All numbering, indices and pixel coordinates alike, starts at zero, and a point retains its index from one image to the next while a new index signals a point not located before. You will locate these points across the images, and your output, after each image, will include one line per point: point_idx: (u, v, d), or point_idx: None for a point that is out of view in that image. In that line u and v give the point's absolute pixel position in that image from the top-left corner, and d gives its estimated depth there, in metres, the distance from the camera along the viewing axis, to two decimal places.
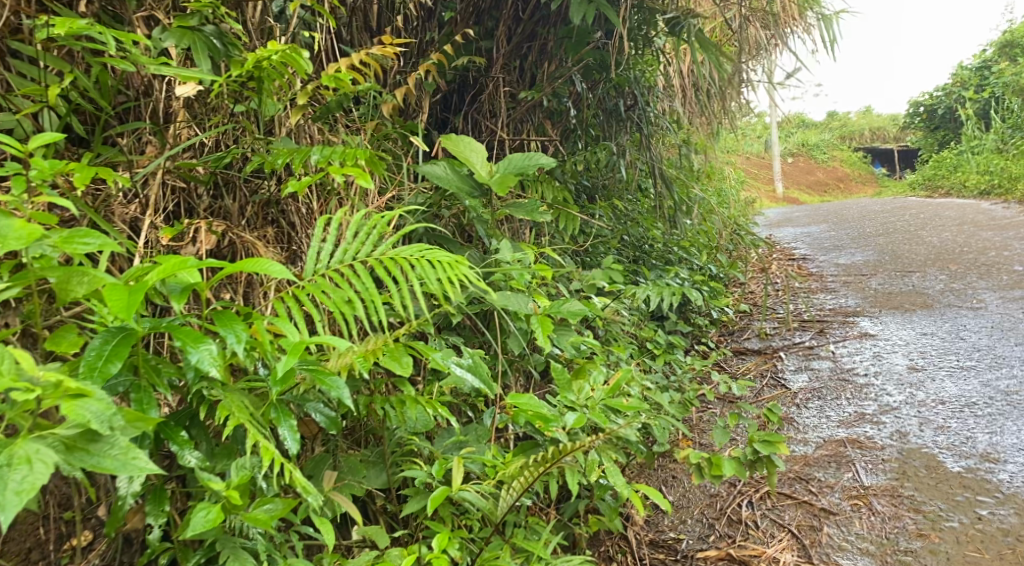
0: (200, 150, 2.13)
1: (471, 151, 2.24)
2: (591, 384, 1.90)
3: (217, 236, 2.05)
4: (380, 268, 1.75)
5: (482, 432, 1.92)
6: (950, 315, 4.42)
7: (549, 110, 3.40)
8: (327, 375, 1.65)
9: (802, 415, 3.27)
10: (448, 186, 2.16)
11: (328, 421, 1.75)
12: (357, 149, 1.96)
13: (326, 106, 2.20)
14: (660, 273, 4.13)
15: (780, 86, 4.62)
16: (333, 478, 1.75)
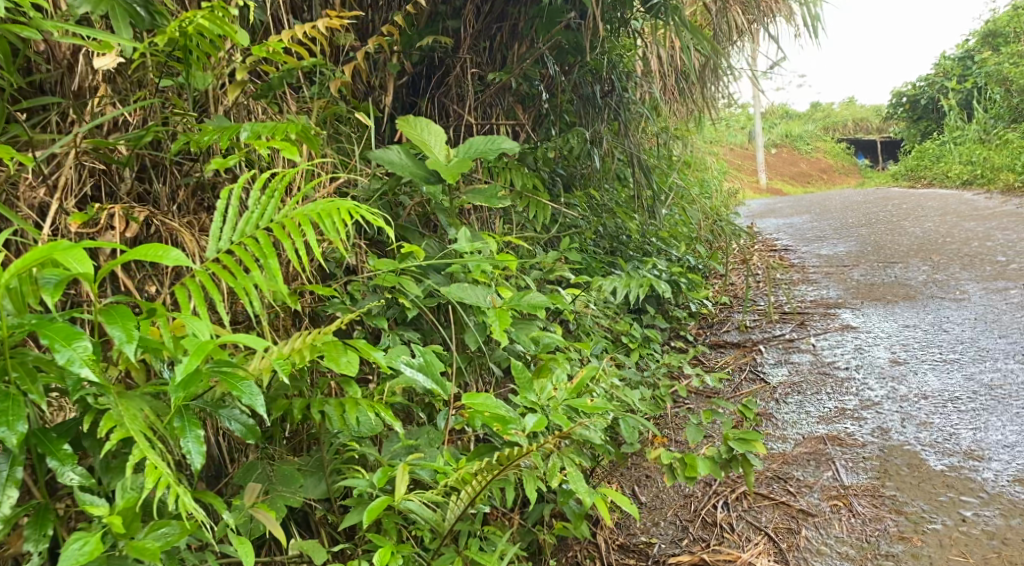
0: (124, 128, 2.01)
1: (428, 135, 2.16)
2: (553, 383, 1.76)
3: (138, 224, 1.96)
4: (283, 235, 1.67)
5: (434, 436, 1.79)
6: (933, 307, 4.33)
7: (520, 95, 3.29)
8: (240, 380, 1.55)
9: (781, 410, 3.18)
10: (402, 172, 2.07)
11: (245, 430, 1.67)
12: (287, 123, 1.90)
13: (268, 84, 2.09)
14: (637, 265, 4.03)
15: (764, 77, 4.53)
16: (256, 491, 1.67)
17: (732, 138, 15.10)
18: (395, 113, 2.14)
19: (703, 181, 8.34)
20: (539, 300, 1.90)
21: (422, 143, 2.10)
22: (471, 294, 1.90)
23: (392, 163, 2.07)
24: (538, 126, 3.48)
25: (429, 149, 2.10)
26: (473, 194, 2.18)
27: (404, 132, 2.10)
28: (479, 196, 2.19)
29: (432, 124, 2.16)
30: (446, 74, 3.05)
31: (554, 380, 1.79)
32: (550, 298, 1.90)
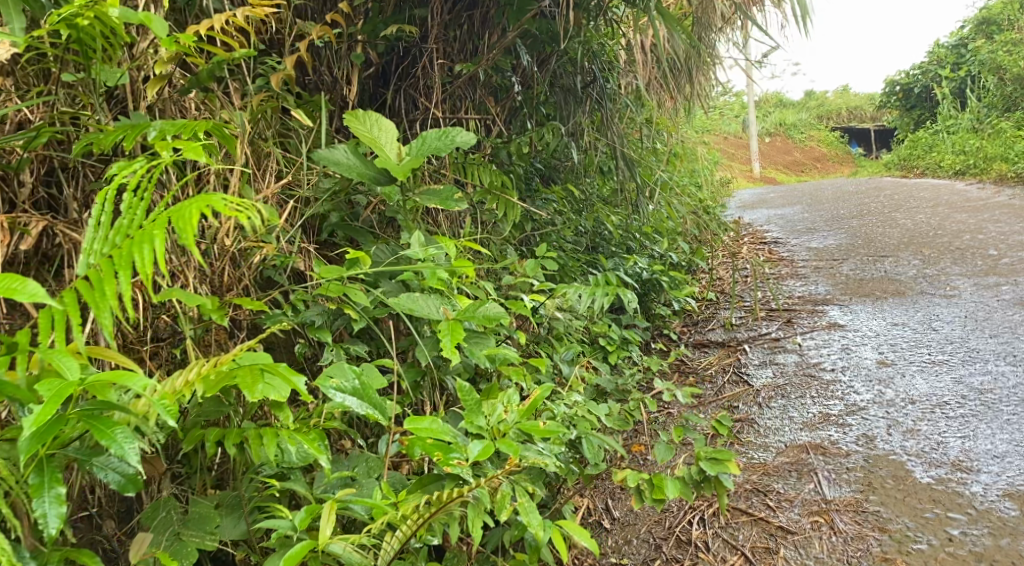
0: (20, 128, 1.87)
1: (379, 131, 2.07)
2: (504, 404, 1.73)
3: (35, 234, 1.84)
4: (145, 241, 1.56)
5: (374, 464, 1.72)
6: (923, 304, 4.22)
7: (492, 86, 3.15)
8: (110, 428, 1.48)
9: (763, 416, 3.06)
10: (349, 173, 1.99)
11: (124, 482, 1.56)
12: (195, 120, 1.76)
13: (195, 77, 1.94)
14: (618, 262, 3.90)
15: (756, 67, 4.40)
16: (146, 542, 1.60)
17: (724, 127, 14.95)
18: (344, 109, 2.06)
19: (693, 171, 8.20)
20: (495, 311, 1.80)
21: (371, 141, 2.02)
22: (423, 303, 1.79)
23: (339, 162, 2.00)
24: (513, 119, 3.34)
25: (379, 148, 2.02)
26: (427, 194, 2.10)
27: (352, 129, 2.02)
28: (433, 196, 2.10)
29: (383, 120, 2.07)
30: (413, 64, 2.91)
31: (505, 403, 1.76)
32: (507, 310, 1.80)
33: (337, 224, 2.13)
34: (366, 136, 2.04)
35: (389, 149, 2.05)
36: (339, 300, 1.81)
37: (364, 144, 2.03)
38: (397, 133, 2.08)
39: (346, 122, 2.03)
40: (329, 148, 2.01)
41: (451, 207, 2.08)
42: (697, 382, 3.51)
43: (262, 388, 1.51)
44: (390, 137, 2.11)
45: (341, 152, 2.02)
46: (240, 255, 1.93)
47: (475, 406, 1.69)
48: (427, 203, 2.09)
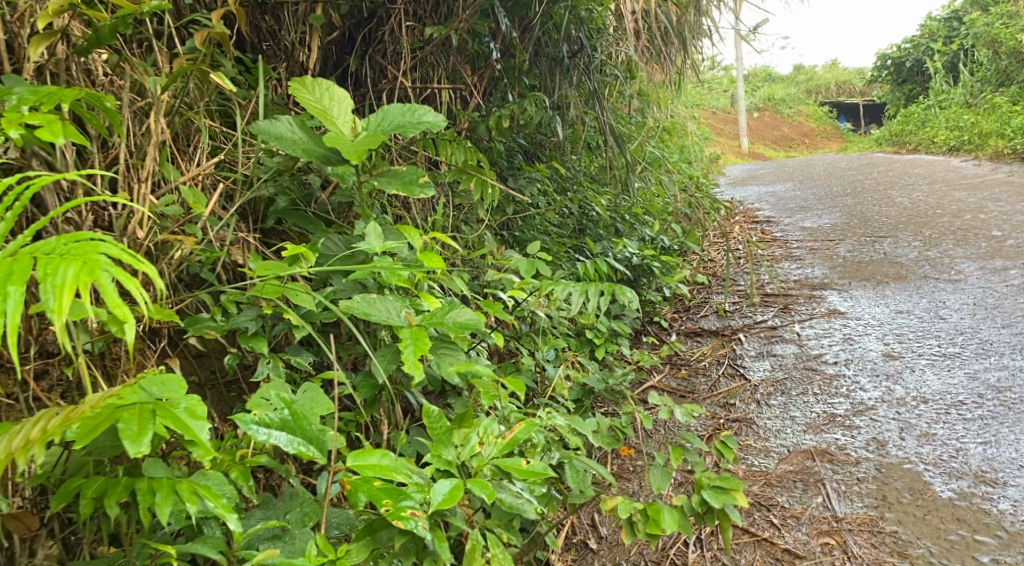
0: None
1: (330, 103, 1.79)
2: (479, 433, 1.56)
3: None
4: None
5: (311, 509, 1.53)
6: (927, 289, 3.98)
7: (469, 53, 2.88)
8: None
9: (762, 416, 2.82)
10: (292, 150, 1.71)
11: None
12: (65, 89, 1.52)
13: (95, 36, 1.66)
14: (607, 246, 3.63)
15: (746, 40, 4.12)
16: None
17: (713, 101, 14.66)
18: (290, 77, 1.79)
19: (683, 147, 7.93)
20: (468, 316, 1.53)
21: (322, 114, 1.75)
22: (382, 306, 1.52)
23: (283, 138, 1.73)
24: (493, 91, 3.07)
25: (330, 122, 1.74)
26: (387, 176, 1.83)
27: (299, 100, 1.75)
28: (395, 179, 1.83)
29: (336, 90, 1.80)
30: (380, 27, 2.63)
31: (481, 433, 1.58)
32: (482, 316, 1.54)
33: (286, 210, 1.89)
34: (316, 108, 1.77)
35: (344, 123, 1.77)
36: (275, 303, 1.55)
37: (314, 117, 1.75)
38: (353, 105, 1.81)
39: (292, 92, 1.75)
40: (271, 121, 1.74)
41: (415, 190, 1.80)
42: (689, 375, 3.27)
43: (145, 438, 1.32)
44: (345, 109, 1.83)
45: (287, 126, 1.75)
46: (158, 248, 1.70)
47: (444, 434, 1.54)
48: (387, 187, 1.82)
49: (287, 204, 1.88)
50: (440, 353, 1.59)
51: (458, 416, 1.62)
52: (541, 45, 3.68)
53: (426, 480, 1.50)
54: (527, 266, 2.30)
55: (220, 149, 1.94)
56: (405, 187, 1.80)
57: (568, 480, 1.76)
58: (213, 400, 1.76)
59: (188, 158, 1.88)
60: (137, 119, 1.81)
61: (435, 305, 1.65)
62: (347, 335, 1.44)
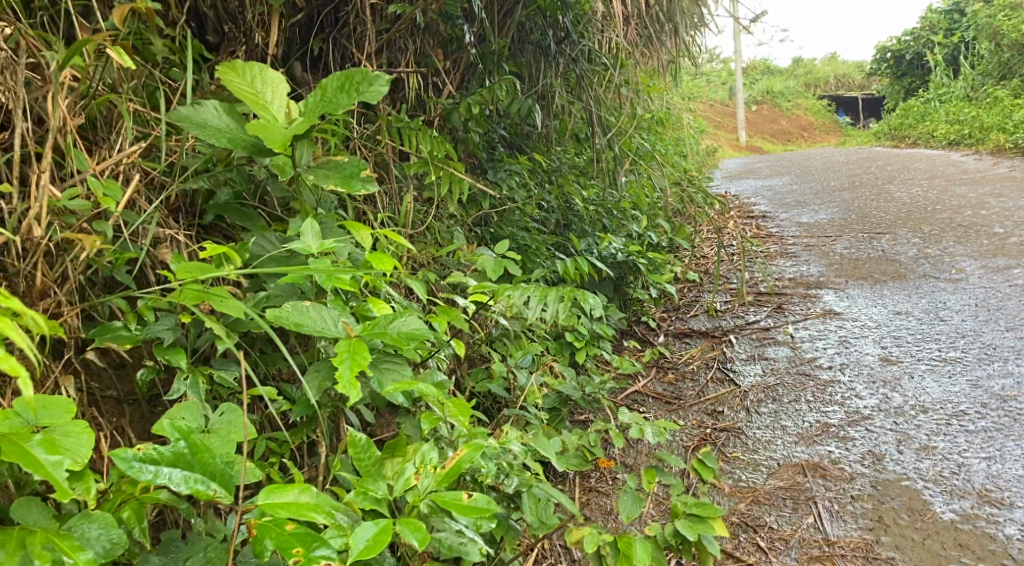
0: None
1: (264, 83, 1.61)
2: (413, 465, 1.45)
3: None
4: None
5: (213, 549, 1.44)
6: (926, 288, 3.82)
7: (441, 38, 2.71)
8: None
9: (752, 425, 2.65)
10: (214, 139, 1.55)
11: None
12: None
13: None
14: (591, 243, 3.47)
15: (745, 30, 3.94)
16: None
17: (711, 93, 14.48)
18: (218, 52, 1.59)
19: (678, 139, 7.76)
20: (415, 325, 1.37)
21: (254, 100, 1.57)
22: (316, 315, 1.36)
23: (206, 123, 1.56)
24: (469, 78, 2.90)
25: (263, 110, 1.57)
26: (327, 168, 1.67)
27: (227, 83, 1.57)
28: (335, 172, 1.67)
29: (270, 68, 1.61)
30: (343, 7, 2.47)
31: (418, 462, 1.48)
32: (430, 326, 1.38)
33: (230, 200, 1.74)
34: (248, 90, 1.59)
35: (279, 106, 1.60)
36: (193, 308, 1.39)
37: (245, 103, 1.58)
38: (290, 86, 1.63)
39: (221, 71, 1.58)
40: (195, 104, 1.57)
41: (356, 185, 1.64)
42: (676, 380, 3.11)
43: None
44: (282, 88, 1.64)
45: (213, 110, 1.58)
46: (57, 248, 1.55)
47: (372, 466, 1.45)
48: (325, 181, 1.65)
49: (231, 195, 1.74)
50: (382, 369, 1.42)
51: (391, 445, 1.57)
52: (525, 31, 3.51)
53: (350, 521, 1.38)
54: (493, 264, 2.15)
55: (145, 137, 1.77)
56: (345, 182, 1.64)
57: (527, 511, 1.70)
58: (133, 415, 1.61)
59: (107, 144, 1.72)
60: (39, 104, 1.64)
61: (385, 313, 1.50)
62: (265, 346, 1.27)
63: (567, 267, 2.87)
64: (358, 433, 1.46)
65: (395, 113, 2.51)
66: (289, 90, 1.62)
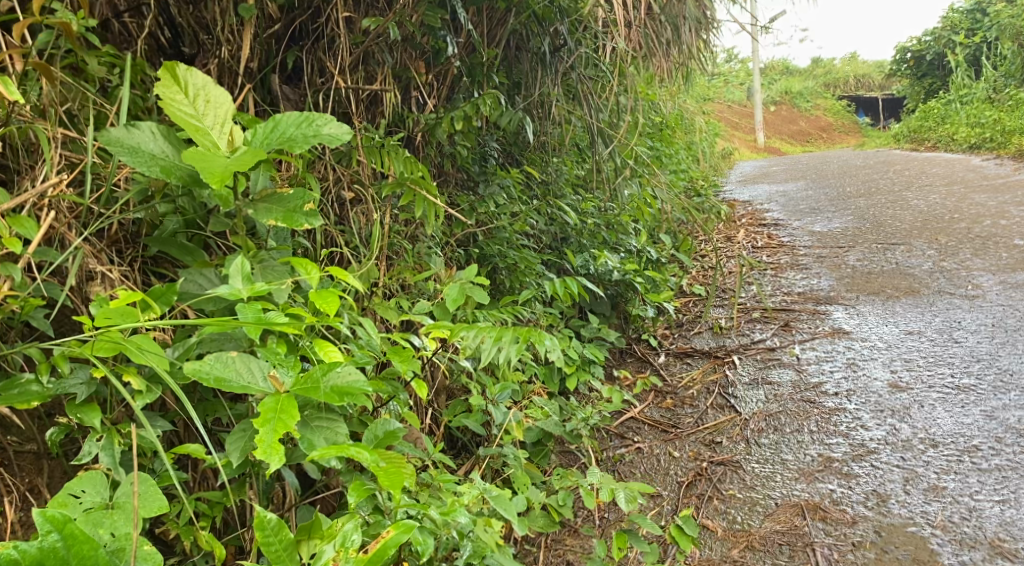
0: None
1: (207, 111, 1.65)
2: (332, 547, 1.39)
3: None
4: None
5: None
6: (941, 305, 3.66)
7: (424, 50, 2.59)
8: None
9: (750, 456, 2.51)
10: (144, 166, 1.56)
11: None
12: None
13: None
14: (587, 260, 3.35)
15: (762, 34, 3.80)
16: None
17: (726, 94, 14.28)
18: (160, 71, 1.64)
19: (690, 144, 7.61)
20: (349, 380, 1.37)
21: (193, 127, 1.62)
22: (244, 368, 1.37)
23: (139, 150, 1.57)
24: (456, 91, 2.78)
25: (202, 137, 1.62)
26: (269, 201, 1.66)
27: (167, 107, 1.61)
28: (278, 204, 1.66)
29: (214, 92, 1.66)
30: (317, 19, 2.35)
31: (340, 543, 1.41)
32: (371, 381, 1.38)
33: (181, 227, 1.68)
34: (188, 115, 1.64)
35: (218, 133, 1.65)
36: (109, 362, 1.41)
37: (183, 128, 1.62)
38: (233, 111, 1.68)
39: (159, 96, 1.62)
40: (132, 127, 1.59)
41: (298, 220, 1.64)
42: (674, 405, 2.98)
43: None
44: (226, 114, 1.67)
45: (150, 133, 1.60)
46: None
47: (284, 552, 1.41)
48: (265, 215, 1.65)
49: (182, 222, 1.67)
50: (316, 425, 1.44)
51: (308, 524, 1.51)
52: (521, 39, 3.39)
53: None
54: (458, 291, 2.05)
55: (78, 165, 1.69)
56: (287, 218, 1.64)
57: None
58: (53, 472, 1.61)
59: (35, 175, 1.65)
60: None
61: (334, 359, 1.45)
62: (177, 403, 1.29)
63: (557, 289, 2.75)
64: (269, 513, 1.42)
65: (373, 130, 2.40)
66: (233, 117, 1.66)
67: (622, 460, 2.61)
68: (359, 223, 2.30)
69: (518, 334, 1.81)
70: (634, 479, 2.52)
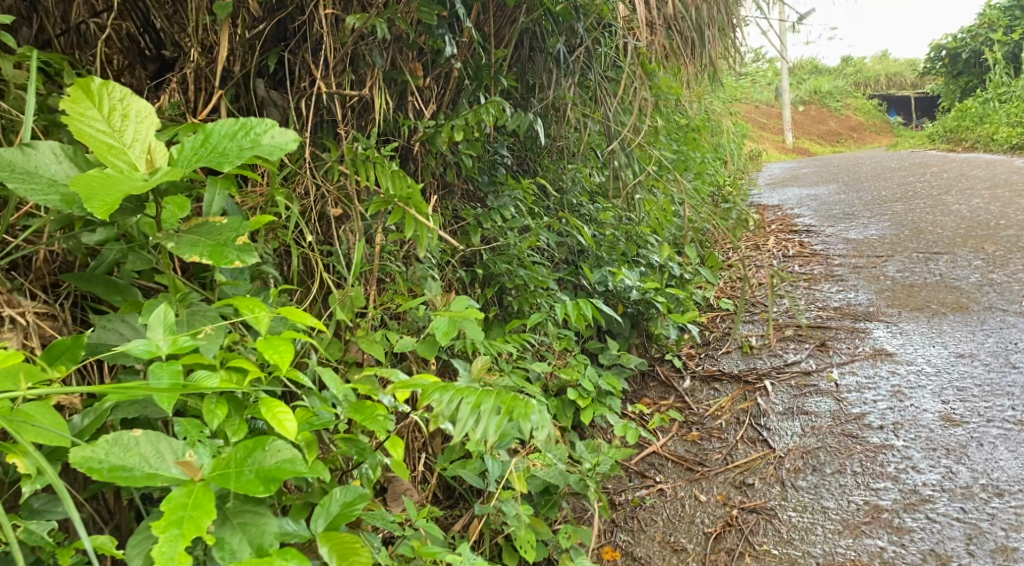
0: None
1: (127, 127, 1.50)
2: None
3: None
4: None
5: None
6: (993, 323, 3.36)
7: (421, 50, 2.35)
8: None
9: (788, 504, 2.26)
10: (37, 191, 1.41)
11: None
12: None
13: None
14: (606, 277, 3.10)
15: (792, 29, 3.52)
16: None
17: (754, 94, 13.95)
18: (71, 87, 1.48)
19: (716, 146, 7.32)
20: (278, 464, 1.32)
21: (105, 146, 1.46)
22: (151, 452, 1.32)
23: (37, 174, 1.43)
24: (459, 95, 2.55)
25: (114, 158, 1.46)
26: (195, 233, 1.48)
27: (74, 125, 1.46)
28: (206, 236, 1.48)
29: (132, 106, 1.50)
30: (298, 16, 2.12)
31: None
32: (307, 467, 1.33)
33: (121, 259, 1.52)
34: (102, 132, 1.49)
35: (137, 152, 1.50)
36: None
37: (94, 147, 1.47)
38: (156, 126, 1.52)
39: (68, 112, 1.46)
40: (30, 149, 1.44)
41: (227, 255, 1.46)
42: (700, 438, 2.71)
43: None
44: (148, 132, 1.51)
45: (51, 155, 1.45)
46: None
47: None
48: (189, 249, 1.46)
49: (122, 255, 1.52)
50: (238, 523, 1.35)
51: None
52: (535, 38, 3.16)
53: None
54: (444, 323, 1.86)
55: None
56: (214, 253, 1.45)
57: None
58: None
59: None
60: None
61: (289, 433, 1.35)
62: (62, 495, 1.22)
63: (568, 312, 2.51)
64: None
65: (364, 139, 2.18)
66: (155, 132, 1.51)
67: (642, 504, 2.37)
68: (347, 241, 2.06)
69: (499, 402, 1.57)
70: (655, 528, 2.27)
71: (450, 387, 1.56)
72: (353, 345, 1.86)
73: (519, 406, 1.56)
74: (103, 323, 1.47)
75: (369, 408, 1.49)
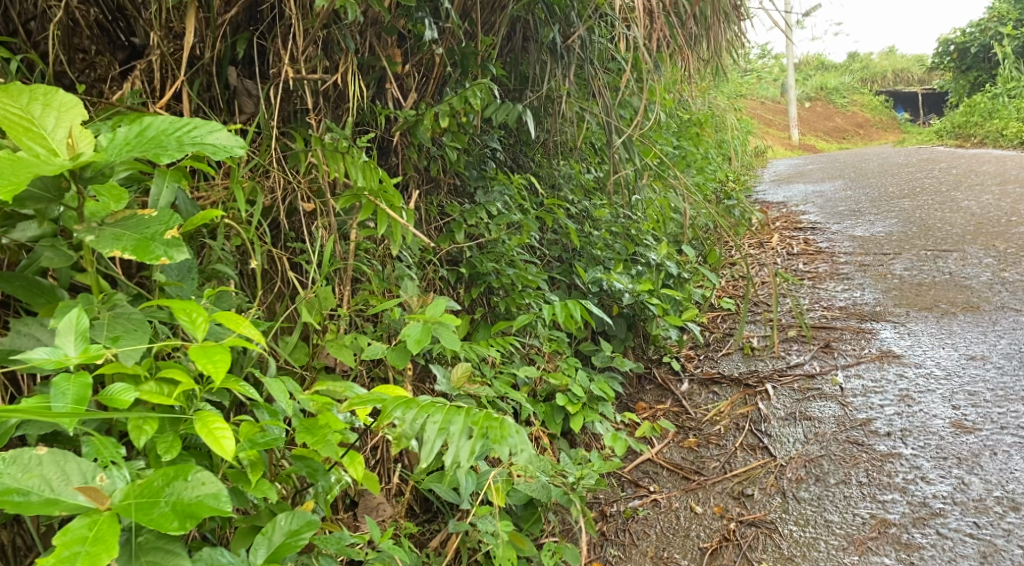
0: None
1: (48, 112, 1.38)
2: None
3: None
4: None
5: None
6: (1005, 324, 3.22)
7: (402, 37, 2.23)
8: None
9: (789, 516, 2.13)
10: None
11: None
12: None
13: None
14: (600, 275, 2.97)
15: (797, 24, 3.37)
16: None
17: (760, 90, 13.80)
18: None
19: (720, 142, 7.19)
20: (200, 496, 1.23)
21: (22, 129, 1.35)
22: (54, 474, 1.23)
23: None
24: (445, 86, 2.43)
25: (30, 141, 1.35)
26: (121, 226, 1.36)
27: None
28: (131, 230, 1.37)
29: (55, 90, 1.38)
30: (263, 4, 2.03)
31: None
32: (230, 504, 1.23)
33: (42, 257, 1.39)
34: (20, 117, 1.36)
35: (59, 138, 1.37)
36: None
37: (8, 130, 1.35)
38: (83, 113, 1.39)
39: None
40: None
41: (153, 252, 1.33)
42: (697, 445, 2.58)
43: None
44: (73, 117, 1.39)
45: None
46: None
47: None
48: (111, 243, 1.34)
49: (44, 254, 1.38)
50: (149, 561, 1.24)
51: None
52: (527, 28, 3.06)
53: None
54: (418, 330, 1.70)
55: None
56: (138, 247, 1.34)
57: None
58: None
59: None
60: None
61: (225, 452, 1.26)
62: None
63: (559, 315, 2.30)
64: None
65: (339, 130, 2.06)
66: (81, 116, 1.38)
67: (635, 517, 2.24)
68: (321, 237, 1.94)
69: (472, 421, 1.43)
70: (648, 543, 2.15)
71: (414, 404, 1.44)
72: (320, 351, 1.73)
73: (494, 427, 1.42)
74: (19, 328, 1.39)
75: (320, 427, 1.39)
